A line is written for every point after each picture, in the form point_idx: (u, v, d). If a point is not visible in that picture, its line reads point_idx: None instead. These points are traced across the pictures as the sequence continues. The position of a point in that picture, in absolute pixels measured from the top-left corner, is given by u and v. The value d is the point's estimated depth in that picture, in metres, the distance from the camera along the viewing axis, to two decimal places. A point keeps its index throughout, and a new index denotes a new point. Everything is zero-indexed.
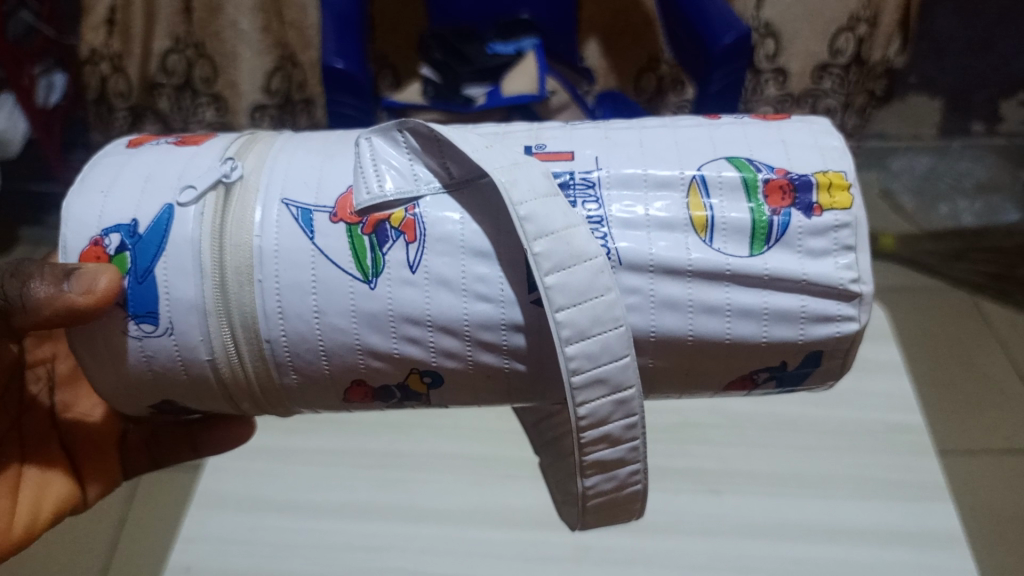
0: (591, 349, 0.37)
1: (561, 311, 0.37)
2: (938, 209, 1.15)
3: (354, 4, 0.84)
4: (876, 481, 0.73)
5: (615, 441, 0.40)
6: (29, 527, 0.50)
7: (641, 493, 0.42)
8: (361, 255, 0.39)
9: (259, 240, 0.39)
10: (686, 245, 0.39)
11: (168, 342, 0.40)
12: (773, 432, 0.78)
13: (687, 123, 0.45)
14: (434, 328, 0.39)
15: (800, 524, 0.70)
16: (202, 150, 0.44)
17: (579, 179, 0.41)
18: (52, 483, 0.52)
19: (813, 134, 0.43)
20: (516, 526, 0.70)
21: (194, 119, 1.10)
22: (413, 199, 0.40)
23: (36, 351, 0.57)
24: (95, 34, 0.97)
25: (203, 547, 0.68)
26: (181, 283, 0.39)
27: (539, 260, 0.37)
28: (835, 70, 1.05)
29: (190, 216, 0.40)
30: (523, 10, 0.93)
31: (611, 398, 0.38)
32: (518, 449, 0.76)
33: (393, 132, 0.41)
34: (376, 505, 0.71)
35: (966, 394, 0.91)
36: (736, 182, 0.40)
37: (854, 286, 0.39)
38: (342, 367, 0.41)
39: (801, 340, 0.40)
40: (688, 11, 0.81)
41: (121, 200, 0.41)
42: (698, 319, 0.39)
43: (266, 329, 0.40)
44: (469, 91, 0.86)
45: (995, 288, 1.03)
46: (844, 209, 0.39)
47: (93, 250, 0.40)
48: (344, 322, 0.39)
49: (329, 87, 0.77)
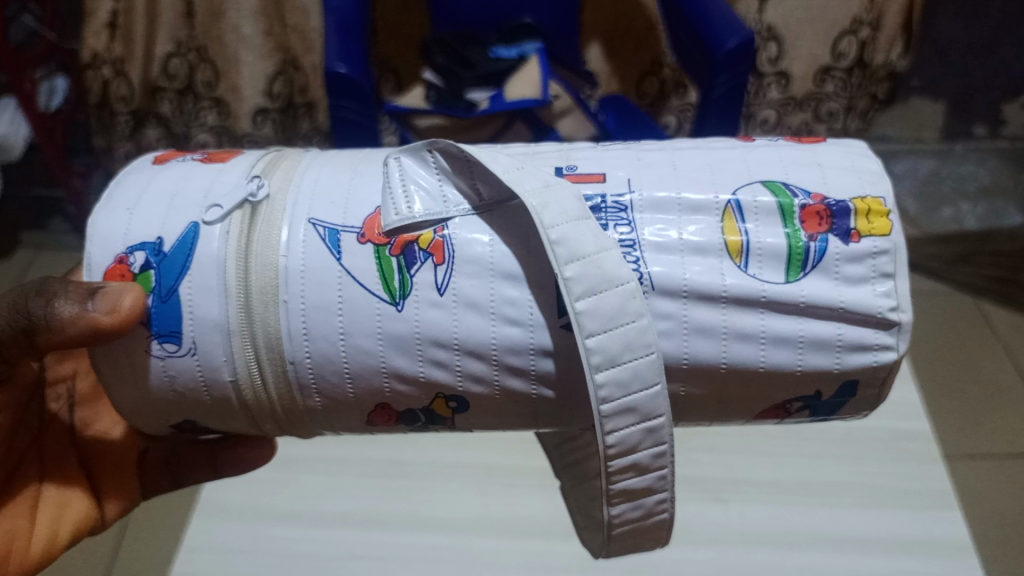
0: (621, 377, 0.37)
1: (591, 337, 0.36)
2: (941, 212, 1.13)
3: (357, 9, 0.84)
4: (883, 489, 0.73)
5: (643, 469, 0.39)
6: (48, 548, 0.49)
7: (667, 522, 0.42)
8: (389, 278, 0.39)
9: (285, 259, 0.39)
10: (720, 270, 0.39)
11: (191, 361, 0.40)
12: (780, 440, 0.77)
13: (719, 146, 0.45)
14: (461, 352, 0.39)
15: (808, 533, 0.69)
16: (229, 167, 0.43)
17: (611, 202, 0.41)
18: (72, 502, 0.52)
19: (851, 158, 0.43)
20: (523, 535, 0.70)
21: (196, 124, 1.10)
22: (442, 221, 0.40)
23: (57, 369, 0.56)
24: (97, 39, 0.97)
25: (210, 556, 0.68)
26: (206, 303, 0.39)
27: (569, 285, 0.36)
28: (837, 74, 1.05)
29: (216, 234, 0.40)
30: (526, 15, 0.93)
31: (640, 426, 0.38)
32: (524, 456, 0.76)
33: (424, 152, 0.42)
34: (384, 513, 0.71)
35: (972, 399, 0.90)
36: (771, 208, 0.40)
37: (892, 314, 0.39)
38: (367, 391, 0.41)
39: (838, 368, 0.40)
40: (691, 14, 0.81)
41: (146, 217, 0.41)
42: (732, 346, 0.39)
43: (290, 351, 0.39)
44: (473, 95, 0.86)
45: (1000, 292, 1.03)
46: (882, 235, 0.39)
47: (118, 268, 0.40)
48: (369, 344, 0.39)
49: (332, 92, 0.76)
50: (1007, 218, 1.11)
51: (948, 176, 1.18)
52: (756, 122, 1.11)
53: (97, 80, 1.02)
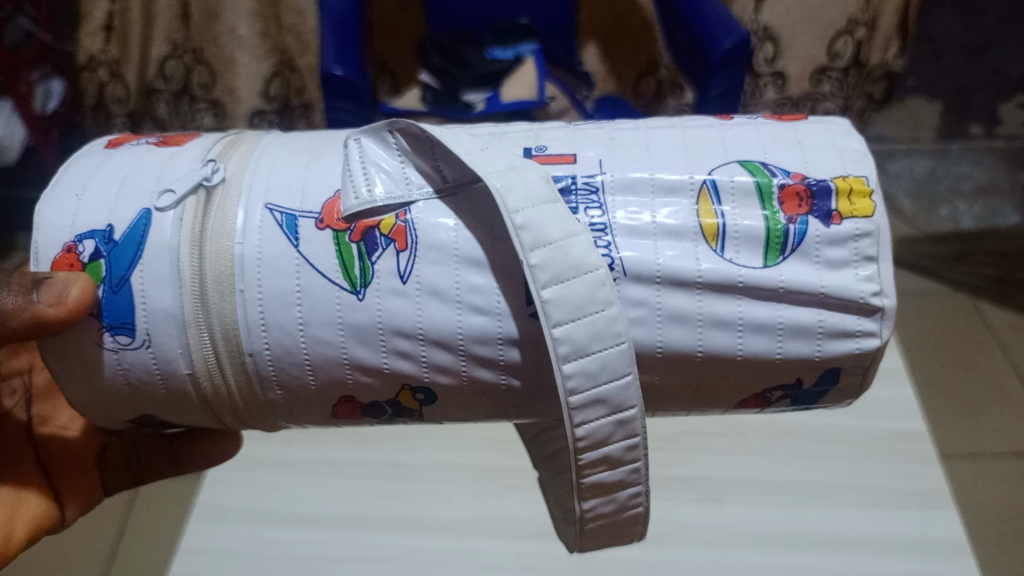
0: (590, 367, 0.36)
1: (558, 327, 0.36)
2: (939, 212, 1.13)
3: (352, 9, 0.83)
4: (878, 489, 0.72)
5: (616, 463, 0.39)
6: (3, 546, 0.48)
7: (642, 516, 0.42)
8: (349, 264, 0.38)
9: (240, 247, 0.38)
10: (695, 254, 0.38)
11: (144, 354, 0.39)
12: (779, 441, 0.77)
13: (695, 125, 0.44)
14: (426, 342, 0.39)
15: (804, 534, 0.69)
16: (183, 151, 0.43)
17: (581, 184, 0.40)
18: (25, 503, 0.51)
19: (833, 136, 0.42)
20: (517, 537, 0.69)
21: (193, 125, 1.09)
22: (404, 204, 0.39)
23: (11, 363, 0.56)
24: (92, 40, 0.97)
25: (202, 560, 0.67)
26: (159, 293, 0.38)
27: (535, 272, 0.36)
28: (834, 74, 1.04)
29: (168, 221, 0.39)
30: (522, 15, 0.93)
31: (611, 418, 0.37)
32: (517, 458, 0.75)
33: (385, 132, 0.40)
34: (375, 515, 0.70)
35: (968, 398, 0.90)
36: (749, 187, 0.39)
37: (876, 300, 0.38)
38: (329, 382, 0.40)
39: (818, 356, 0.39)
40: (687, 14, 0.81)
41: (96, 204, 0.40)
42: (707, 334, 0.39)
43: (248, 342, 0.39)
44: (468, 97, 0.85)
45: (996, 291, 1.02)
46: (865, 216, 0.38)
47: (66, 257, 0.39)
48: (330, 334, 0.39)
49: (328, 93, 0.76)
50: (1003, 215, 1.11)
51: (944, 175, 1.17)
52: None
53: (93, 81, 1.02)
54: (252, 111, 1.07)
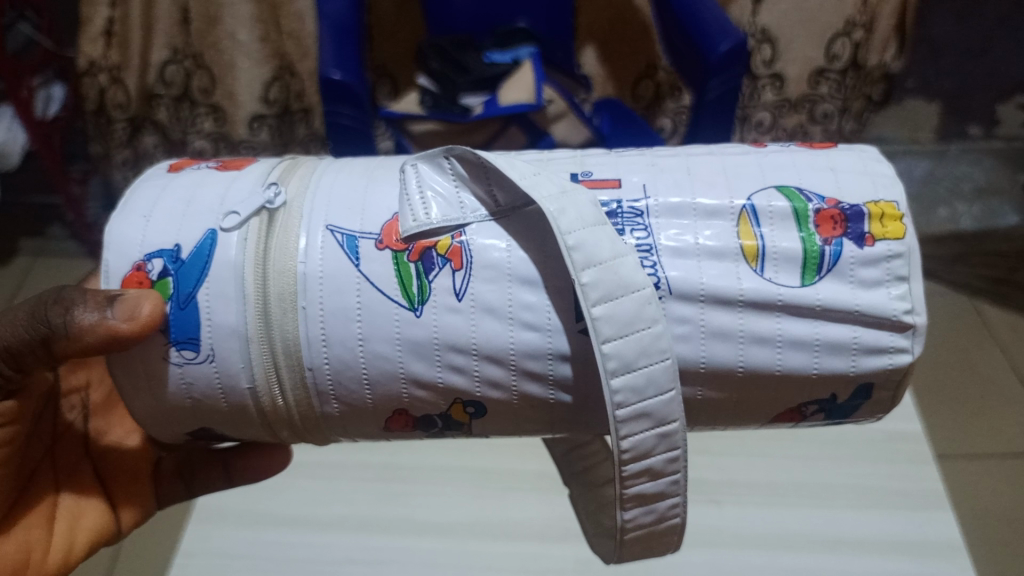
0: (637, 382, 0.37)
1: (608, 343, 0.36)
2: (937, 212, 1.14)
3: (351, 17, 0.84)
4: (876, 490, 0.73)
5: (657, 474, 0.40)
6: (64, 560, 0.50)
7: (679, 527, 0.42)
8: (407, 283, 0.39)
9: (303, 265, 0.39)
10: (737, 274, 0.39)
11: (208, 369, 0.40)
12: (778, 443, 0.77)
13: (733, 151, 0.45)
14: (480, 357, 0.39)
15: (803, 535, 0.69)
16: (244, 175, 0.44)
17: (627, 208, 0.41)
18: (85, 514, 0.52)
19: (863, 162, 0.43)
20: (520, 539, 0.70)
21: (193, 130, 1.10)
22: (460, 226, 0.40)
23: (70, 379, 0.56)
24: (93, 46, 0.97)
25: (203, 563, 0.67)
26: (224, 311, 0.39)
27: (586, 291, 0.36)
28: (832, 76, 1.05)
29: (234, 241, 0.40)
30: (521, 19, 0.95)
31: (654, 431, 0.38)
32: (519, 461, 0.76)
33: (441, 158, 0.42)
34: (381, 518, 0.71)
35: (966, 400, 0.91)
36: (786, 212, 0.40)
37: (908, 317, 0.39)
38: (385, 397, 0.41)
39: (853, 371, 0.40)
40: (683, 17, 0.82)
41: (164, 224, 0.41)
42: (749, 350, 0.39)
43: (309, 357, 0.39)
44: (467, 101, 0.87)
45: (994, 293, 1.04)
46: (897, 239, 0.39)
47: (135, 275, 0.40)
48: (388, 350, 0.39)
49: (327, 98, 0.77)
50: (1003, 217, 1.12)
51: (944, 176, 1.18)
52: (752, 123, 1.12)
53: (93, 88, 1.01)
54: (252, 116, 1.07)
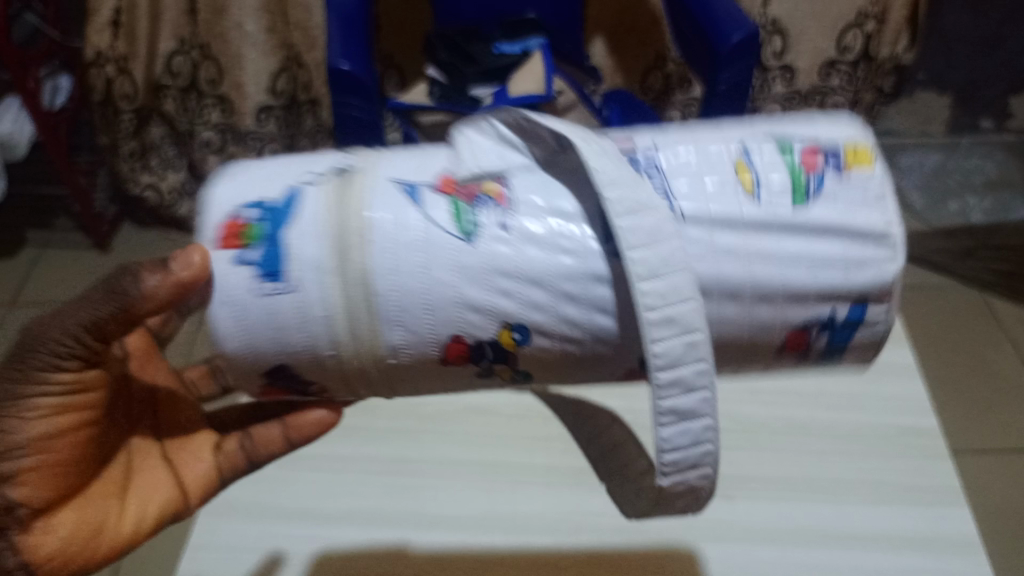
0: (665, 288, 0.36)
1: (634, 249, 0.36)
2: (948, 206, 1.16)
3: (360, 5, 0.83)
4: (891, 486, 0.70)
5: (688, 386, 0.37)
6: (137, 529, 0.46)
7: (715, 457, 0.38)
8: (461, 214, 0.39)
9: (374, 203, 0.39)
10: (737, 200, 0.39)
11: (290, 300, 0.38)
12: (786, 438, 0.75)
13: (728, 122, 0.47)
14: (536, 283, 0.38)
15: (820, 532, 0.67)
16: (313, 156, 0.45)
17: (641, 154, 0.41)
18: (158, 487, 0.48)
19: (829, 117, 0.45)
20: (529, 532, 0.69)
21: (201, 121, 1.09)
22: (505, 174, 0.41)
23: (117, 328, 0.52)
24: (100, 36, 0.97)
25: (210, 556, 0.66)
26: (304, 242, 0.38)
27: (610, 203, 0.36)
28: (843, 68, 1.04)
29: (312, 190, 0.40)
30: (529, 11, 0.93)
31: (682, 339, 0.36)
32: (526, 455, 0.75)
33: (483, 124, 0.44)
34: (388, 511, 0.70)
35: (979, 392, 0.95)
36: (773, 149, 0.41)
37: (888, 228, 0.39)
38: (450, 328, 0.39)
39: (847, 285, 0.39)
40: (694, 7, 0.81)
41: (246, 185, 0.41)
42: (755, 270, 0.38)
43: (380, 285, 0.38)
44: (477, 92, 0.87)
45: (1006, 286, 1.07)
46: (868, 167, 0.40)
47: (230, 224, 0.39)
48: (453, 275, 0.38)
49: (336, 89, 0.76)
50: (1014, 210, 1.14)
51: (955, 168, 1.20)
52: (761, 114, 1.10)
53: (100, 78, 1.01)
54: (259, 107, 1.07)
